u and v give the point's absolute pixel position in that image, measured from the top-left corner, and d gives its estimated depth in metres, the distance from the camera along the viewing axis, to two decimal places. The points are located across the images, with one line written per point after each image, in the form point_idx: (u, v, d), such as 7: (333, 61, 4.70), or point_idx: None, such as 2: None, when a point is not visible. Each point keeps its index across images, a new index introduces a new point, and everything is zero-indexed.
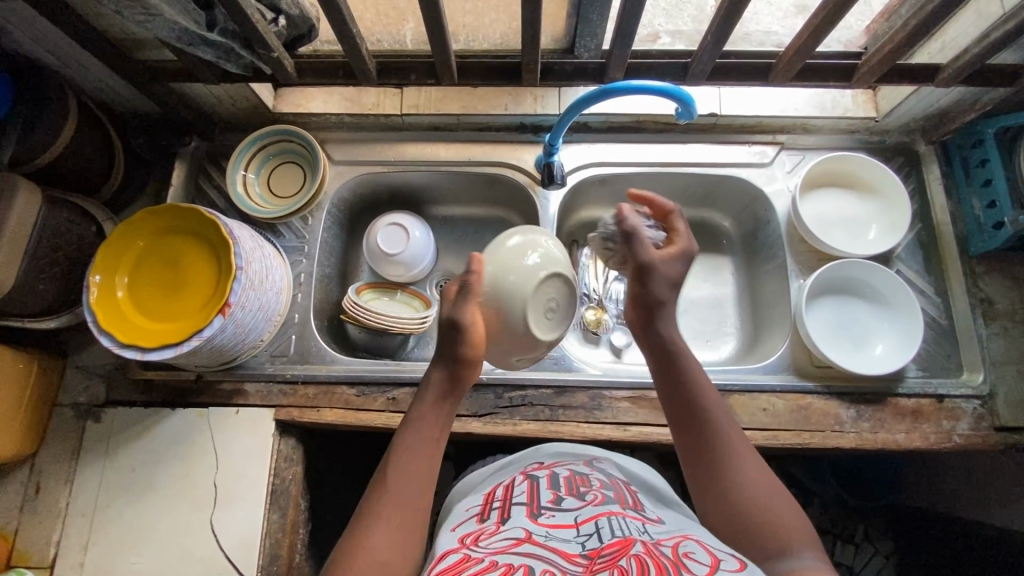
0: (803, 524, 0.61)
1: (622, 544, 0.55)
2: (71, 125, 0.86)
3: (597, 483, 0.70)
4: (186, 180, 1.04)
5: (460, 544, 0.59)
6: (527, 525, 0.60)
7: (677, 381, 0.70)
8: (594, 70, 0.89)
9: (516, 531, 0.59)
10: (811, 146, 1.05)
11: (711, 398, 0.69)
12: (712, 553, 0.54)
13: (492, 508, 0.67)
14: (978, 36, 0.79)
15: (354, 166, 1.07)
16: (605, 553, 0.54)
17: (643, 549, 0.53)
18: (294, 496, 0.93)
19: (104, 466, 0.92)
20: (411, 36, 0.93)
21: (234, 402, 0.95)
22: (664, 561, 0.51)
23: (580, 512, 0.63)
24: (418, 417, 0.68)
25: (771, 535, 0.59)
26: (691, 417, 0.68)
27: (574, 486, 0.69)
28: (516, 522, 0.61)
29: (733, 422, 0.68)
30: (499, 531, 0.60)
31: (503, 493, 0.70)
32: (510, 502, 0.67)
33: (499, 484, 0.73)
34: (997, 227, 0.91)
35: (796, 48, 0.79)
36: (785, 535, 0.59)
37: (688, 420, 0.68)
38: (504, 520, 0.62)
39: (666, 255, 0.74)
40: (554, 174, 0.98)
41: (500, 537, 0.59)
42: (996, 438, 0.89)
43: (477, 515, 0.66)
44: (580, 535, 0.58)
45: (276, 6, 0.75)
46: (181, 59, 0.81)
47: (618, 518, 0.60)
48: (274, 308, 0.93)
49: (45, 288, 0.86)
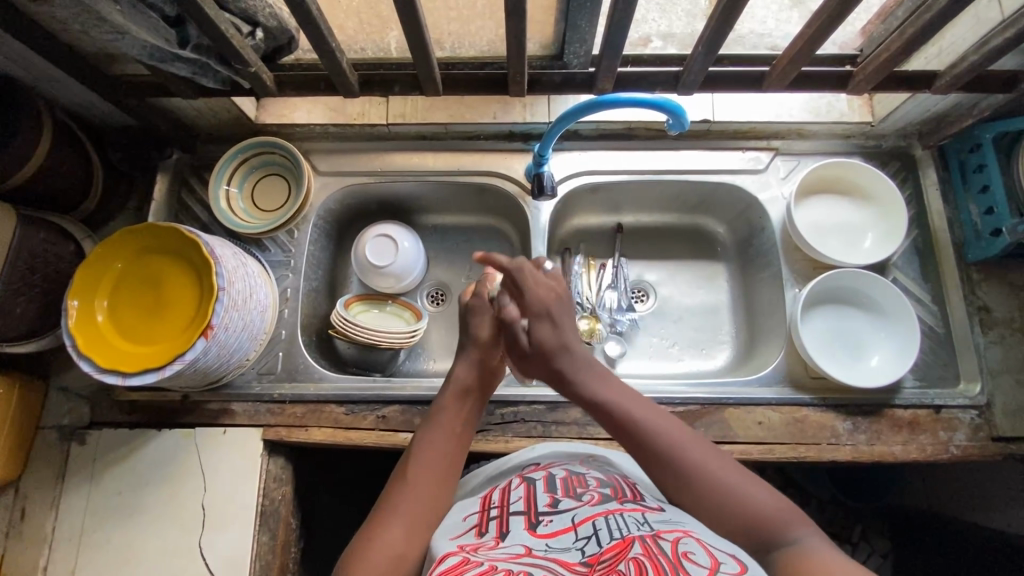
0: (779, 502, 0.60)
1: (621, 547, 0.53)
2: (44, 145, 0.84)
3: (593, 482, 0.68)
4: (169, 195, 1.02)
5: (459, 549, 0.58)
6: (527, 540, 0.58)
7: (613, 408, 0.68)
8: (584, 80, 0.86)
9: (515, 548, 0.57)
10: (806, 151, 1.03)
11: (647, 411, 0.68)
12: (712, 555, 0.51)
13: (490, 518, 0.64)
14: (979, 41, 0.77)
15: (340, 177, 1.05)
16: (605, 558, 0.52)
17: (641, 550, 0.52)
18: (284, 516, 0.92)
19: (90, 489, 0.91)
20: (395, 43, 0.88)
21: (221, 421, 0.93)
22: (662, 562, 0.49)
23: (577, 513, 0.61)
24: (438, 416, 0.72)
25: (758, 525, 0.58)
26: (637, 441, 0.66)
27: (570, 486, 0.67)
28: (516, 539, 0.58)
29: (677, 422, 0.67)
30: (498, 547, 0.58)
31: (499, 497, 0.68)
32: (507, 512, 0.64)
33: (495, 488, 0.72)
34: (995, 235, 0.90)
35: (790, 57, 0.77)
36: (768, 520, 0.58)
37: (637, 446, 0.66)
38: (504, 536, 0.59)
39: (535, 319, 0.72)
40: (543, 184, 0.95)
41: (499, 550, 0.57)
42: (994, 448, 0.88)
43: (477, 527, 0.63)
44: (579, 539, 0.57)
45: (252, 18, 0.72)
46: (155, 74, 0.78)
47: (615, 516, 0.59)
48: (259, 326, 0.90)
49: (23, 310, 0.84)
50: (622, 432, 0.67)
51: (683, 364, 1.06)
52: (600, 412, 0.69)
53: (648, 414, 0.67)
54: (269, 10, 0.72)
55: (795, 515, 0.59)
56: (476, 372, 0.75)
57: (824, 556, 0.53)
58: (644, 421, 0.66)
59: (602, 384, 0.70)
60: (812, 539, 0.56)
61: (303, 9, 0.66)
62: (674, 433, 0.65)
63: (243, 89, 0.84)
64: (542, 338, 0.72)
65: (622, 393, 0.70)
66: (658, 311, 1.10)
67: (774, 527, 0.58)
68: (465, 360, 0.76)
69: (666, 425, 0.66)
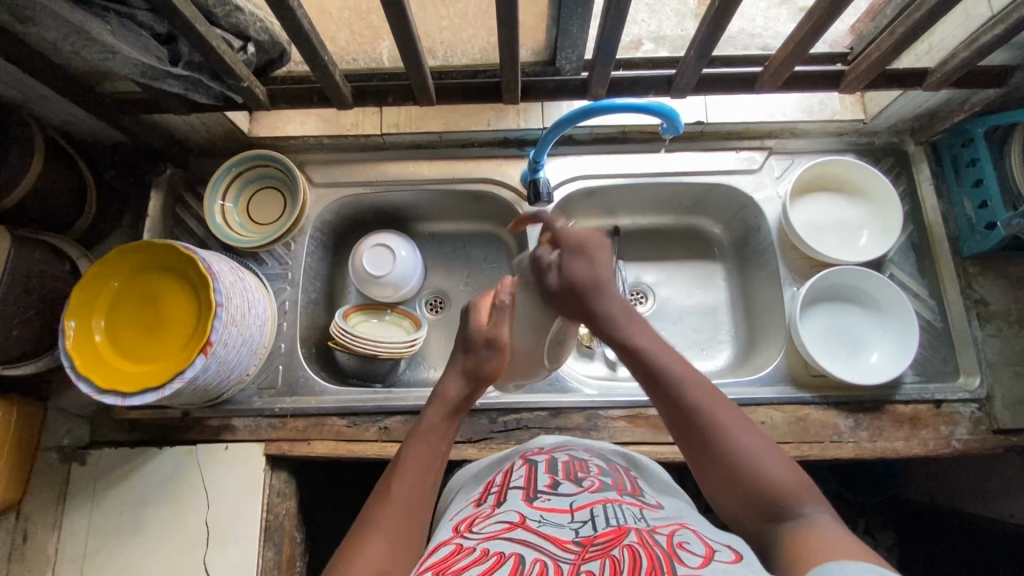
0: (798, 477, 0.58)
1: (616, 533, 0.53)
2: (37, 163, 0.84)
3: (595, 468, 0.68)
4: (163, 210, 1.01)
5: (453, 534, 0.57)
6: (522, 509, 0.58)
7: (645, 357, 0.66)
8: (577, 86, 0.86)
9: (510, 515, 0.57)
10: (799, 150, 1.03)
11: (681, 367, 0.66)
12: (707, 544, 0.52)
13: (490, 493, 0.65)
14: (969, 38, 0.77)
15: (337, 188, 1.04)
16: (598, 542, 0.52)
17: (636, 539, 0.52)
18: (289, 530, 0.91)
19: (92, 508, 0.90)
20: (387, 53, 0.87)
21: (222, 437, 0.93)
22: (656, 551, 0.50)
23: (576, 497, 0.60)
24: (424, 431, 0.67)
25: (770, 496, 0.57)
26: (666, 394, 0.64)
27: (572, 471, 0.67)
28: (511, 506, 0.59)
29: (710, 382, 0.65)
30: (494, 514, 0.59)
31: (501, 478, 0.68)
32: (507, 487, 0.65)
33: (498, 471, 0.71)
34: (990, 228, 0.91)
35: (783, 58, 0.78)
36: (784, 493, 0.56)
37: (666, 398, 0.64)
38: (500, 504, 0.61)
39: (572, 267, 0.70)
40: (540, 191, 0.96)
41: (494, 520, 0.57)
42: (995, 441, 0.89)
43: (476, 501, 0.65)
44: (575, 521, 0.56)
45: (243, 33, 0.72)
46: (147, 90, 0.78)
47: (613, 505, 0.58)
48: (258, 340, 0.90)
49: (19, 333, 0.83)
50: (654, 384, 0.65)
51: None
52: (634, 361, 0.67)
53: (681, 370, 0.65)
54: (261, 24, 0.72)
55: (810, 492, 0.57)
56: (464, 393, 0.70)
57: (828, 537, 0.51)
58: (675, 375, 0.65)
59: (638, 333, 0.68)
60: (821, 517, 0.54)
61: (295, 24, 0.66)
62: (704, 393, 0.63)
63: (236, 103, 0.84)
64: (575, 271, 0.69)
65: (659, 346, 0.67)
66: (657, 313, 1.10)
67: (788, 501, 0.56)
68: (454, 374, 0.72)
69: (697, 383, 0.64)
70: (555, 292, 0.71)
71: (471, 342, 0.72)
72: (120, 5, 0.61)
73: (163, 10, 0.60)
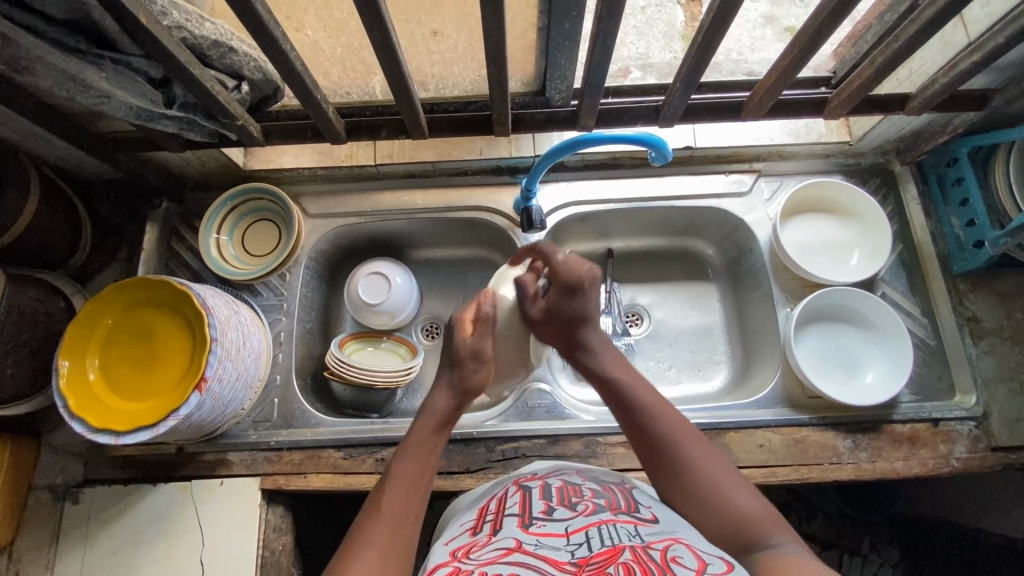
0: (765, 510, 0.61)
1: (611, 552, 0.52)
2: (33, 203, 0.84)
3: (588, 492, 0.67)
4: (158, 243, 1.02)
5: (450, 558, 0.56)
6: (518, 535, 0.57)
7: (620, 388, 0.71)
8: (566, 117, 0.88)
9: (506, 541, 0.57)
10: (788, 172, 1.05)
11: (657, 401, 0.70)
12: (699, 556, 0.52)
13: (485, 522, 0.64)
14: (947, 65, 0.78)
15: (331, 219, 1.05)
16: (594, 561, 0.51)
17: (631, 556, 0.51)
18: (285, 566, 0.90)
19: (86, 548, 0.89)
20: (380, 87, 0.88)
21: (217, 472, 0.92)
22: (650, 566, 0.49)
23: (571, 521, 0.59)
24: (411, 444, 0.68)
25: (742, 529, 0.59)
26: (641, 427, 0.68)
27: (565, 495, 0.66)
28: (507, 533, 0.58)
29: (676, 413, 0.70)
30: (490, 542, 0.58)
31: (495, 506, 0.67)
32: (502, 514, 0.63)
33: (492, 498, 0.70)
34: (977, 246, 0.92)
35: (766, 88, 0.79)
36: (752, 524, 0.59)
37: (634, 420, 0.69)
38: (496, 532, 0.60)
39: (551, 301, 0.76)
40: (532, 218, 0.98)
41: (490, 548, 0.56)
42: (994, 459, 0.88)
43: (471, 529, 0.63)
44: (570, 544, 0.55)
45: (237, 72, 0.73)
46: (143, 129, 0.79)
47: (608, 526, 0.57)
48: (253, 375, 0.89)
49: (12, 372, 0.82)
50: (625, 411, 0.70)
51: (681, 387, 1.06)
52: (607, 388, 0.72)
53: (650, 398, 0.70)
54: (255, 63, 0.73)
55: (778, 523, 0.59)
56: (454, 404, 0.71)
57: (796, 560, 0.53)
58: (645, 404, 0.69)
59: (614, 366, 0.74)
60: (791, 547, 0.56)
61: (287, 66, 0.67)
62: (677, 426, 0.68)
63: (231, 139, 0.86)
64: (561, 306, 0.75)
65: (634, 380, 0.72)
66: (652, 335, 1.10)
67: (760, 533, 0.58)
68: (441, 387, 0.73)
69: (672, 417, 0.69)
70: (535, 320, 0.78)
71: (455, 355, 0.74)
72: (115, 53, 0.63)
73: (158, 57, 0.62)
